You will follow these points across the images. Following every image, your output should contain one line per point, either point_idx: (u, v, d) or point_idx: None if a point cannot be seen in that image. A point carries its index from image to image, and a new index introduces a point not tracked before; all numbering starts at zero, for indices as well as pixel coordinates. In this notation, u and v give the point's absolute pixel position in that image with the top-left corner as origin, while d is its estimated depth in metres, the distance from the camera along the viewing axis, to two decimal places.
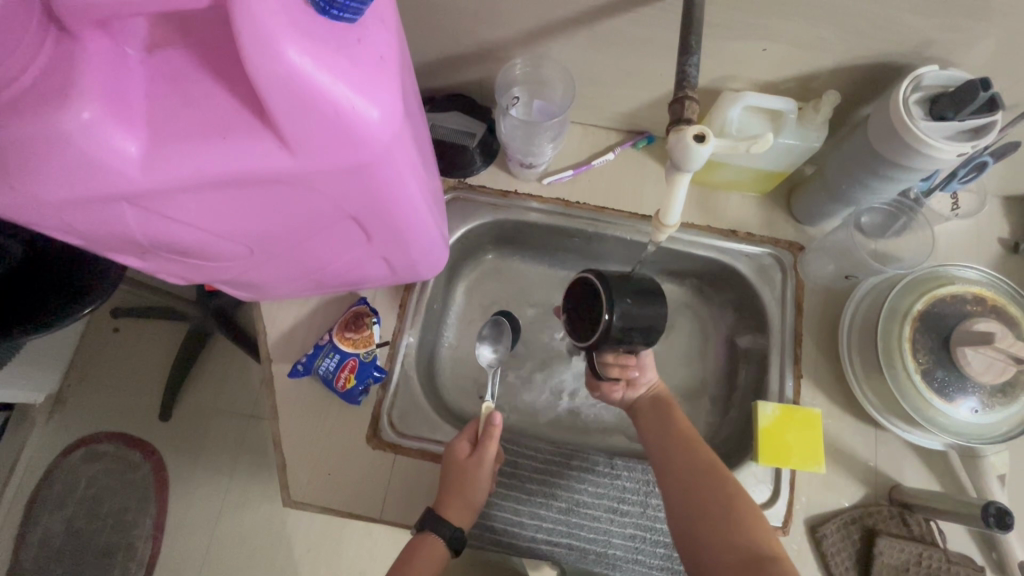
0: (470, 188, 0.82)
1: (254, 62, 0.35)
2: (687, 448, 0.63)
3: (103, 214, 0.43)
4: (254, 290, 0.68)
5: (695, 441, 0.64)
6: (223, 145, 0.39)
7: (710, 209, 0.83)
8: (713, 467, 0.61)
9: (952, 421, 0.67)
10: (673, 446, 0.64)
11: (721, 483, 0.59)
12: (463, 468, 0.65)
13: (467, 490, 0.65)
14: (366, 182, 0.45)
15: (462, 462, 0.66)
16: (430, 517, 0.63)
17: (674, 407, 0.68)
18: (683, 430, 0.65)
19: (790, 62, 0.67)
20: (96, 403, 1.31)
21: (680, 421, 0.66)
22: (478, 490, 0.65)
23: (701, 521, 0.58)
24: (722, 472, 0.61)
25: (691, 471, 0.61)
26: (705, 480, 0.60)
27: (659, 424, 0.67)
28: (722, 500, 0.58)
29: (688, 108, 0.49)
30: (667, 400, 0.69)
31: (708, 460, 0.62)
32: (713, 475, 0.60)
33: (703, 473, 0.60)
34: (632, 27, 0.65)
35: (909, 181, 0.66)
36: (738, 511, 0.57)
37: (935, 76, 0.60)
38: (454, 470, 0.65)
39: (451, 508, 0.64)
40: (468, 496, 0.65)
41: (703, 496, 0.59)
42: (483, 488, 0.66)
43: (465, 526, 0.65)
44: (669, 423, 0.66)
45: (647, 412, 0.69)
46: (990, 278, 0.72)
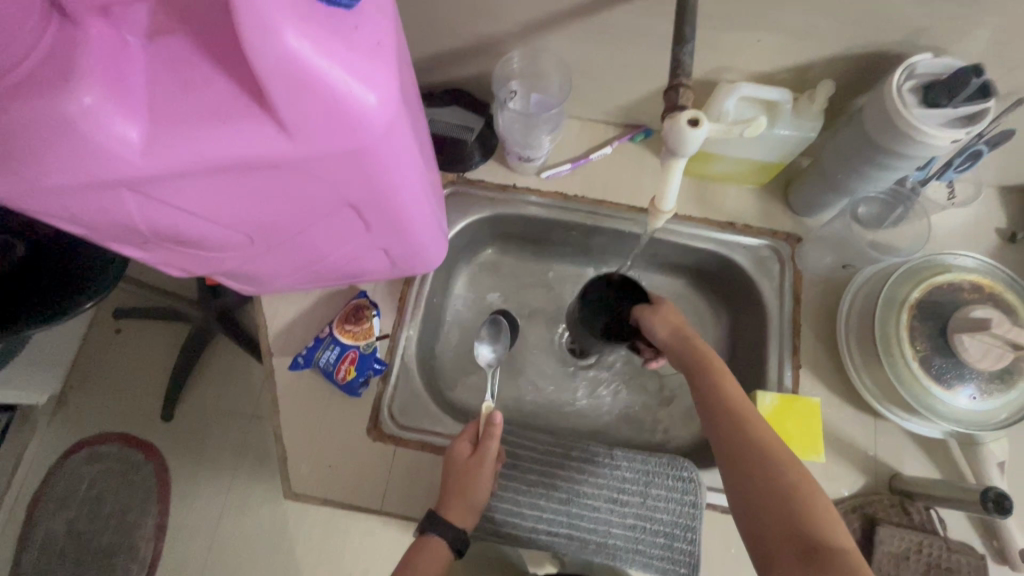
0: (468, 182, 0.83)
1: (253, 46, 0.35)
2: (740, 424, 0.55)
3: (105, 200, 0.43)
4: (254, 282, 0.68)
5: (750, 417, 0.56)
6: (223, 130, 0.40)
7: (708, 201, 0.83)
8: (770, 449, 0.53)
9: (951, 409, 0.68)
10: (723, 422, 0.56)
11: (776, 466, 0.52)
12: (466, 468, 0.65)
13: (469, 490, 0.64)
14: (365, 168, 0.46)
15: (463, 462, 0.66)
16: (432, 518, 0.63)
17: (726, 376, 0.60)
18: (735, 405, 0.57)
19: (786, 53, 0.67)
20: (97, 403, 1.31)
21: (731, 392, 0.58)
22: (479, 490, 0.65)
23: (753, 508, 0.51)
24: (779, 454, 0.53)
25: (743, 452, 0.54)
26: (758, 462, 0.52)
27: (705, 396, 0.59)
28: (779, 485, 0.50)
29: (682, 96, 0.50)
30: (717, 366, 0.61)
31: (763, 439, 0.54)
32: (768, 457, 0.52)
33: (756, 454, 0.53)
34: (628, 19, 0.65)
35: (905, 169, 0.66)
36: (799, 499, 0.49)
37: (928, 64, 0.60)
38: (456, 470, 0.65)
39: (451, 509, 0.63)
40: (470, 496, 0.64)
41: (755, 479, 0.52)
42: (484, 488, 0.65)
43: (467, 527, 0.64)
44: (719, 395, 0.58)
45: (694, 378, 0.61)
46: (986, 266, 0.73)
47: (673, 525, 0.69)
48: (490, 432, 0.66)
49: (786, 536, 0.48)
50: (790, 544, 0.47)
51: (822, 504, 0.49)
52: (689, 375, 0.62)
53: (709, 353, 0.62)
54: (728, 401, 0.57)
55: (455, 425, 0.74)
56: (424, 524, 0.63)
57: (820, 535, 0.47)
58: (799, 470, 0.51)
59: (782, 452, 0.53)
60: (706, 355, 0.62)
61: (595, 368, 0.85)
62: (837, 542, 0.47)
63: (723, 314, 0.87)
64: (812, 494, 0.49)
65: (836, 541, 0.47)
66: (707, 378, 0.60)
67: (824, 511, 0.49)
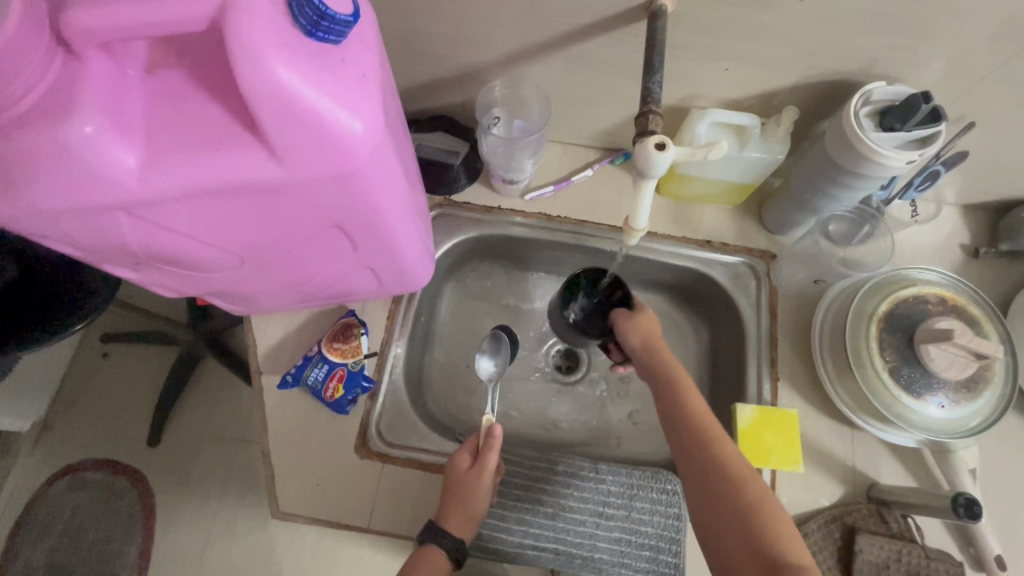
0: (454, 205, 0.86)
1: (247, 79, 0.38)
2: (704, 441, 0.56)
3: (101, 223, 0.45)
4: (243, 302, 0.70)
5: (712, 431, 0.57)
6: (216, 156, 0.42)
7: (685, 221, 0.86)
8: (733, 466, 0.54)
9: (922, 418, 0.70)
10: (688, 438, 0.57)
11: (739, 486, 0.53)
12: (465, 480, 0.66)
13: (468, 501, 0.65)
14: (353, 191, 0.48)
15: (462, 474, 0.67)
16: (432, 529, 0.63)
17: (688, 389, 0.60)
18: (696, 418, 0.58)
19: (752, 81, 0.71)
20: (82, 428, 1.30)
21: (695, 407, 0.59)
22: (478, 501, 0.65)
23: (718, 526, 0.53)
24: (743, 471, 0.54)
25: (708, 470, 0.55)
26: (722, 481, 0.54)
27: (669, 410, 0.60)
28: (742, 505, 0.52)
29: (652, 121, 0.53)
30: (680, 379, 0.61)
31: (727, 457, 0.55)
32: (732, 475, 0.54)
33: (721, 472, 0.54)
34: (603, 50, 0.69)
35: (868, 188, 0.70)
36: (761, 519, 0.51)
37: (883, 91, 0.65)
38: (457, 481, 0.66)
39: (452, 520, 0.64)
40: (468, 506, 0.65)
41: (720, 499, 0.53)
42: (484, 500, 0.66)
43: (466, 537, 0.65)
44: (682, 409, 0.59)
45: (659, 390, 0.62)
46: (950, 280, 0.76)
47: (658, 537, 0.70)
48: (490, 444, 0.67)
49: (750, 556, 0.50)
50: (754, 564, 0.49)
51: (783, 524, 0.51)
52: (654, 388, 0.63)
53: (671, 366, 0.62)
54: (692, 416, 0.58)
55: (442, 441, 0.75)
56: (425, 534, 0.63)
57: (782, 554, 0.49)
58: (761, 485, 0.53)
59: (744, 470, 0.54)
60: (672, 369, 0.62)
61: (580, 384, 0.87)
62: (799, 560, 0.49)
63: (702, 329, 0.89)
64: (773, 513, 0.51)
65: (795, 557, 0.49)
66: (669, 391, 0.60)
67: (785, 529, 0.51)
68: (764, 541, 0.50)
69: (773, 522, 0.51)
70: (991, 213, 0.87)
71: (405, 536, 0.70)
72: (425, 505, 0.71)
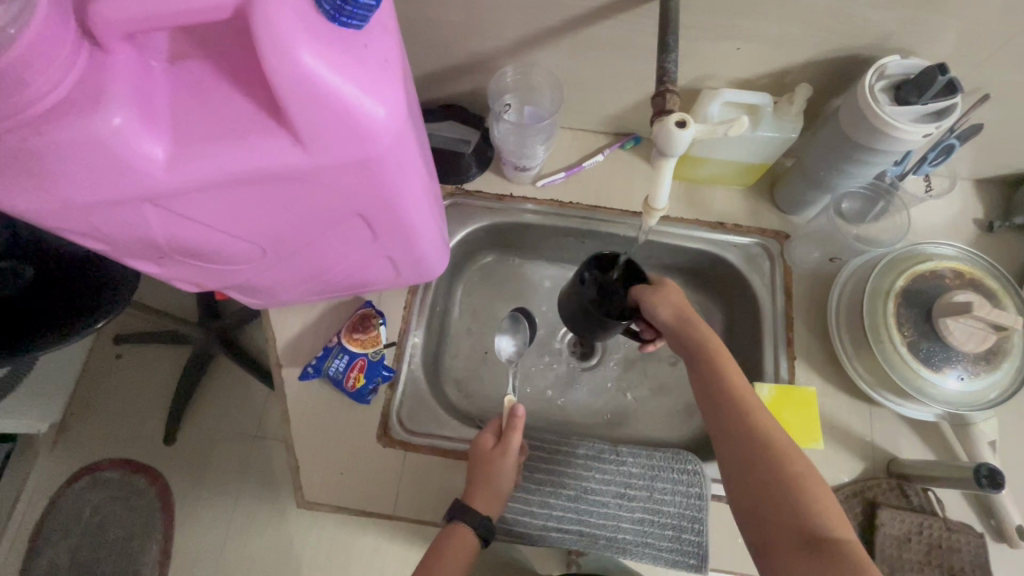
0: (467, 194, 0.86)
1: (273, 65, 0.38)
2: (744, 415, 0.57)
3: (129, 215, 0.46)
4: (263, 294, 0.70)
5: (751, 403, 0.58)
6: (241, 145, 0.42)
7: (698, 203, 0.86)
8: (775, 441, 0.55)
9: (942, 392, 0.70)
10: (726, 411, 0.58)
11: (780, 459, 0.53)
12: (493, 460, 0.67)
13: (496, 480, 0.66)
14: (375, 178, 0.48)
15: (487, 453, 0.68)
16: (461, 510, 0.64)
17: (728, 365, 0.61)
18: (736, 391, 0.58)
19: (763, 59, 0.71)
20: (98, 429, 1.31)
21: (735, 380, 0.60)
22: (505, 481, 0.66)
23: (757, 498, 0.53)
24: (784, 445, 0.54)
25: (749, 443, 0.55)
26: (762, 454, 0.54)
27: (708, 383, 0.60)
28: (783, 477, 0.52)
29: (669, 101, 0.54)
30: (720, 353, 0.61)
31: (767, 432, 0.55)
32: (772, 449, 0.54)
33: (761, 445, 0.55)
34: (613, 33, 0.69)
35: (883, 163, 0.70)
36: (803, 490, 0.51)
37: (898, 64, 0.64)
38: (483, 459, 0.67)
39: (478, 499, 0.65)
40: (496, 486, 0.66)
41: (758, 472, 0.53)
42: (510, 479, 0.67)
43: (493, 515, 0.66)
44: (722, 383, 0.59)
45: (697, 365, 0.62)
46: (966, 253, 0.76)
47: (680, 517, 0.71)
48: (515, 423, 0.68)
49: (792, 528, 0.50)
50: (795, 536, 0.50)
51: (825, 496, 0.51)
52: (691, 363, 0.63)
53: (712, 339, 0.63)
54: (732, 389, 0.59)
55: (463, 428, 0.76)
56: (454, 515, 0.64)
57: (823, 526, 0.49)
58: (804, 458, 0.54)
59: (785, 443, 0.55)
60: (709, 341, 0.62)
61: (596, 369, 0.88)
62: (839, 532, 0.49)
63: (716, 311, 0.89)
64: (816, 487, 0.52)
65: (837, 532, 0.49)
66: (709, 364, 0.61)
67: (827, 503, 0.51)
68: (805, 513, 0.50)
69: (814, 495, 0.51)
70: (1003, 186, 0.86)
71: (430, 521, 0.71)
72: (448, 491, 0.72)
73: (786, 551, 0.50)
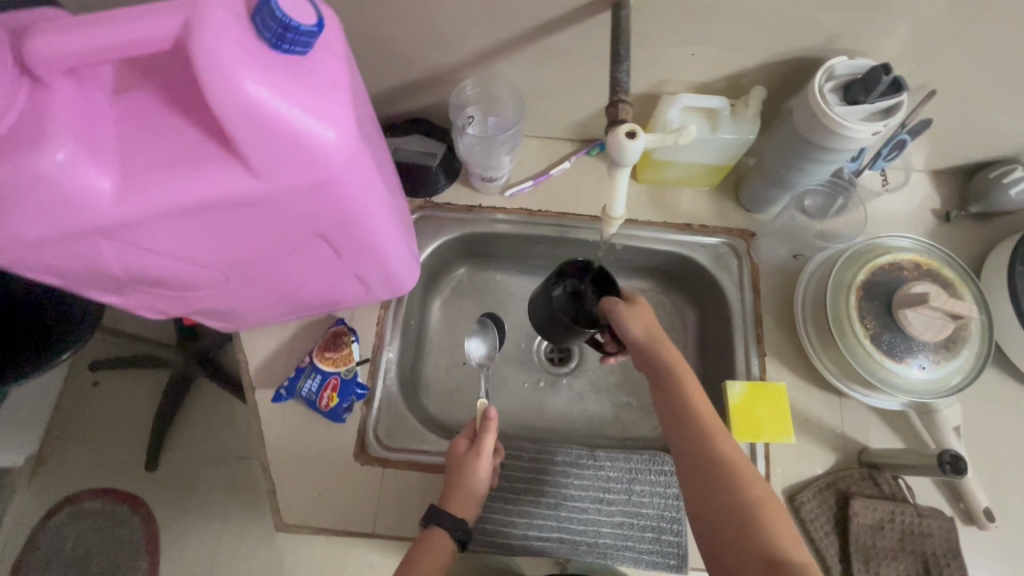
0: (436, 206, 0.86)
1: (217, 96, 0.38)
2: (707, 439, 0.58)
3: (82, 248, 0.45)
4: (232, 318, 0.69)
5: (712, 427, 0.59)
6: (191, 174, 0.42)
7: (664, 206, 0.87)
8: (735, 465, 0.56)
9: (906, 381, 0.72)
10: (688, 435, 0.59)
11: (739, 480, 0.55)
12: (466, 464, 0.67)
13: (470, 485, 0.66)
14: (331, 199, 0.48)
15: (461, 456, 0.68)
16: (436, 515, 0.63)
17: (690, 384, 0.62)
18: (698, 413, 0.59)
19: (717, 64, 0.72)
20: (77, 459, 1.29)
21: (699, 403, 0.60)
22: (480, 482, 0.67)
23: (719, 523, 0.54)
24: (743, 470, 0.56)
25: (710, 466, 0.56)
26: (724, 477, 0.55)
27: (673, 406, 0.61)
28: (744, 503, 0.54)
29: (622, 110, 0.55)
30: (683, 374, 0.62)
31: (728, 455, 0.57)
32: (732, 472, 0.55)
33: (722, 469, 0.56)
34: (570, 42, 0.70)
35: (838, 161, 0.72)
36: (760, 516, 0.53)
37: (846, 65, 0.66)
38: (457, 461, 0.68)
39: (453, 500, 0.65)
40: (470, 487, 0.66)
41: (719, 497, 0.55)
42: (484, 483, 0.67)
43: (467, 518, 0.66)
44: (685, 407, 0.60)
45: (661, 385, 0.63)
46: (923, 246, 0.78)
47: (659, 518, 0.72)
48: (488, 425, 0.68)
49: (751, 554, 0.51)
50: (755, 561, 0.51)
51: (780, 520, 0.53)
52: (655, 382, 0.64)
53: (676, 360, 0.63)
54: (694, 412, 0.60)
55: (441, 441, 0.76)
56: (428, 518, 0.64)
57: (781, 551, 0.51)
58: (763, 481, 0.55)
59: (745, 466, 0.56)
60: (675, 362, 0.63)
61: (574, 374, 0.88)
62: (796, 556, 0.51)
63: (689, 311, 0.91)
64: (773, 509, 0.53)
65: (795, 555, 0.51)
66: (673, 386, 0.61)
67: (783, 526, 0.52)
68: (765, 538, 0.52)
69: (771, 520, 0.53)
70: (960, 176, 0.89)
71: (411, 537, 0.71)
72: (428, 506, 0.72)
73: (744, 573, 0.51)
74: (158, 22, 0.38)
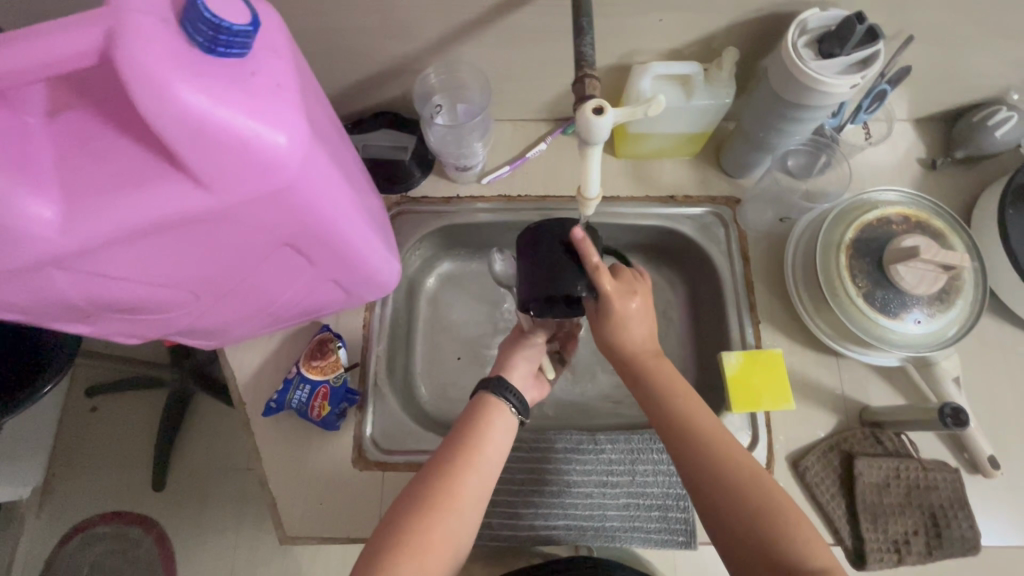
0: (413, 200, 0.84)
1: (151, 109, 0.36)
2: (705, 452, 0.55)
3: (35, 280, 0.43)
4: (212, 335, 0.68)
5: (706, 430, 0.56)
6: (137, 194, 0.40)
7: (646, 179, 0.85)
8: (738, 469, 0.54)
9: (902, 336, 0.71)
10: (684, 441, 0.56)
11: (745, 484, 0.53)
12: (515, 341, 0.70)
13: (516, 356, 0.68)
14: (291, 205, 0.46)
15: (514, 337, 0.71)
16: (487, 383, 0.61)
17: (680, 390, 0.59)
18: (689, 420, 0.57)
19: (686, 28, 0.70)
20: (82, 486, 1.28)
21: (691, 410, 0.57)
22: (527, 356, 0.69)
23: (730, 531, 0.52)
24: (746, 473, 0.53)
25: (712, 472, 0.54)
26: (729, 483, 0.53)
27: (667, 413, 0.58)
28: (754, 510, 0.51)
29: (589, 85, 0.52)
30: (673, 382, 0.59)
31: (730, 462, 0.54)
32: (738, 477, 0.53)
33: (724, 472, 0.53)
34: (532, 19, 0.67)
35: (818, 118, 0.70)
36: (772, 518, 0.50)
37: (818, 17, 0.64)
38: (507, 343, 0.71)
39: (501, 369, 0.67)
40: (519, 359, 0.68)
41: (727, 504, 0.52)
42: (532, 360, 0.69)
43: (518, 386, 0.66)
44: (677, 415, 0.57)
45: (649, 394, 0.59)
46: (910, 198, 0.76)
47: (665, 496, 0.71)
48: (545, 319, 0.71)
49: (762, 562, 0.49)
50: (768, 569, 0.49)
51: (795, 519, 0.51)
52: (642, 391, 0.60)
53: (668, 376, 0.59)
54: (691, 422, 0.57)
55: (439, 439, 0.75)
56: (481, 389, 0.61)
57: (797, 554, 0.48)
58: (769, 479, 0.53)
59: (747, 468, 0.54)
60: (660, 369, 0.60)
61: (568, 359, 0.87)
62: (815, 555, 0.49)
63: (680, 284, 0.89)
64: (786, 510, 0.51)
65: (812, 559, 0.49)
66: (667, 404, 0.58)
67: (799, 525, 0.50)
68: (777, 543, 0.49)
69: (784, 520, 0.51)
70: (944, 121, 0.87)
71: None
72: None
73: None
74: (78, 36, 0.35)
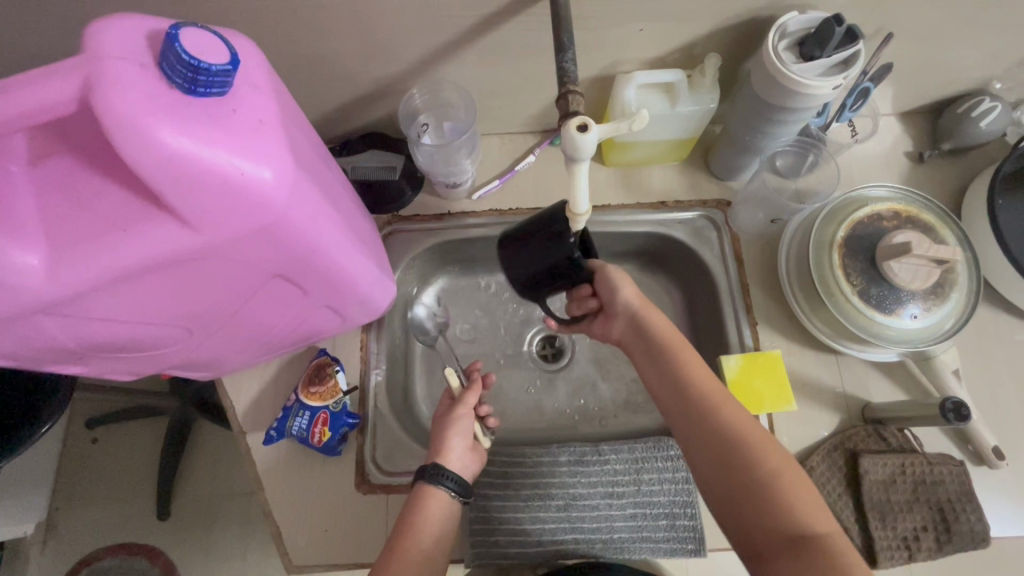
0: (404, 219, 0.84)
1: (131, 154, 0.36)
2: (711, 419, 0.55)
3: (24, 327, 0.43)
4: (209, 367, 0.67)
5: (711, 398, 0.56)
6: (124, 238, 0.40)
7: (636, 186, 0.85)
8: (745, 438, 0.54)
9: (899, 332, 0.71)
10: (690, 406, 0.57)
11: (754, 458, 0.53)
12: (445, 416, 0.68)
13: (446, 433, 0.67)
14: (280, 239, 0.46)
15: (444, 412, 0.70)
16: (424, 471, 0.62)
17: (687, 353, 0.60)
18: (699, 385, 0.57)
19: (667, 37, 0.70)
20: (86, 520, 1.26)
21: (697, 372, 0.59)
22: (458, 434, 0.67)
23: (739, 503, 0.52)
24: (753, 440, 0.54)
25: (718, 442, 0.54)
26: (734, 453, 0.53)
27: (674, 379, 0.59)
28: (761, 481, 0.52)
29: (572, 102, 0.52)
30: (680, 348, 0.60)
31: (735, 428, 0.54)
32: (744, 448, 0.53)
33: (730, 441, 0.54)
34: (513, 35, 0.68)
35: (802, 119, 0.70)
36: (779, 491, 0.51)
37: (797, 20, 0.64)
38: (442, 416, 0.69)
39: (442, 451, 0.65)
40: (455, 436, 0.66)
41: (732, 474, 0.53)
42: (466, 433, 0.67)
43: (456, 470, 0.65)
44: (682, 380, 0.58)
45: (658, 359, 0.61)
46: (899, 193, 0.76)
47: (671, 505, 0.71)
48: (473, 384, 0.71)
49: (768, 533, 0.50)
50: (773, 539, 0.50)
51: (800, 489, 0.51)
52: (651, 358, 0.61)
53: (686, 356, 0.60)
54: (696, 387, 0.57)
55: None
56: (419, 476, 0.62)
57: (803, 523, 0.49)
58: (778, 447, 0.54)
59: (754, 434, 0.54)
60: (666, 332, 0.62)
61: (568, 370, 0.87)
62: (819, 526, 0.49)
63: (676, 288, 0.89)
64: (791, 480, 0.52)
65: (820, 528, 0.49)
66: (681, 383, 0.58)
67: (804, 497, 0.51)
68: (786, 513, 0.50)
69: (790, 491, 0.51)
70: (929, 114, 0.87)
71: None
72: None
73: (768, 549, 0.50)
74: (56, 87, 0.35)
